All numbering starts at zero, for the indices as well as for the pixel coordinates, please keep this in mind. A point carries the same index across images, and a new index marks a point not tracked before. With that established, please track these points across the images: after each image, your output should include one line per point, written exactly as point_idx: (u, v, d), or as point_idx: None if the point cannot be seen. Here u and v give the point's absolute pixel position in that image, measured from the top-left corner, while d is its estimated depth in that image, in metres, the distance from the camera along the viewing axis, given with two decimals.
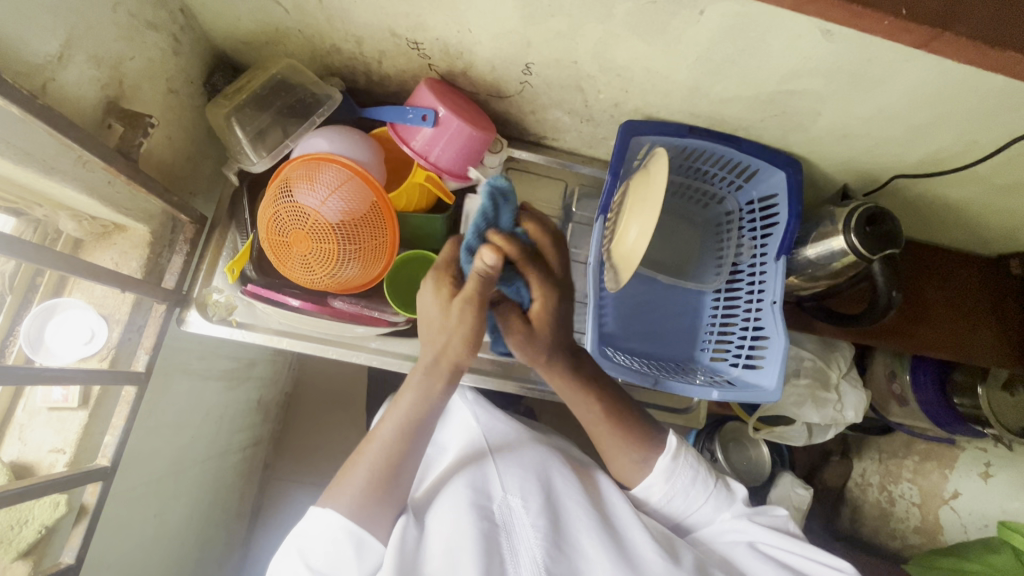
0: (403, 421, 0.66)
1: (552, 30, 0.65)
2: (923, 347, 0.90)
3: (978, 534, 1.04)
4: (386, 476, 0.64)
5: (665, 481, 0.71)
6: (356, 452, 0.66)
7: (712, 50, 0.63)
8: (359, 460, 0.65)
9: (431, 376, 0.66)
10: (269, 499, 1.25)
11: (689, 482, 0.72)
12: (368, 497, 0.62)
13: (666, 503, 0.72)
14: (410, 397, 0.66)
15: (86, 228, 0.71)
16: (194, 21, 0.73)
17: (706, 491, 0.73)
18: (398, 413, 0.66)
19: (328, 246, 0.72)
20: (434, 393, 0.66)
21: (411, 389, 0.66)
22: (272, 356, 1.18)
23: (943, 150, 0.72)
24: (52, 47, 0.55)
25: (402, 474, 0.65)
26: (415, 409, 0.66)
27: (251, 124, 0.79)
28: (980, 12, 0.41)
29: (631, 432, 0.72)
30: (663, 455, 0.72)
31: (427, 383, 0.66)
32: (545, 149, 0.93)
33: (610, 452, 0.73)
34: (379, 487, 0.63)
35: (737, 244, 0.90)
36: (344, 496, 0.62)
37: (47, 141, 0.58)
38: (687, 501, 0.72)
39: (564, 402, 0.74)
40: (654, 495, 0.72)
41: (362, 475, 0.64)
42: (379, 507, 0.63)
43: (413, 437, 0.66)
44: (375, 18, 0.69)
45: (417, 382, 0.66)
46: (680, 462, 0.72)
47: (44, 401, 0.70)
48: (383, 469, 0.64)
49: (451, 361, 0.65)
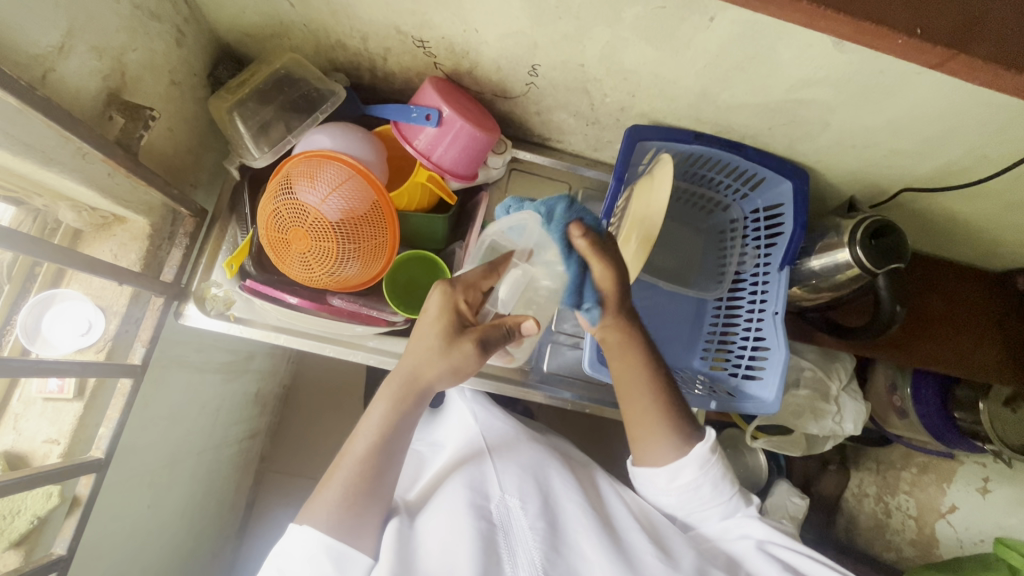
0: (374, 436, 0.64)
1: (559, 32, 0.64)
2: (925, 361, 0.89)
3: (974, 549, 1.03)
4: (362, 490, 0.63)
5: (699, 468, 0.69)
6: (331, 464, 0.65)
7: (720, 57, 0.62)
8: (335, 472, 0.64)
9: (404, 388, 0.65)
10: (264, 491, 1.26)
11: (718, 477, 0.70)
12: (345, 512, 0.61)
13: (692, 491, 0.70)
14: (380, 412, 0.65)
15: (86, 219, 0.70)
16: (198, 12, 0.73)
17: (729, 491, 0.72)
18: (371, 426, 0.65)
19: (328, 244, 0.71)
20: (407, 406, 0.65)
21: (382, 402, 0.65)
22: (271, 350, 1.18)
23: (953, 164, 0.70)
24: (53, 37, 0.55)
25: (379, 485, 0.64)
26: (389, 421, 0.65)
27: (254, 118, 0.78)
28: (995, 31, 0.40)
29: (674, 413, 0.70)
30: (701, 443, 0.70)
31: (398, 398, 0.65)
32: (549, 150, 0.92)
33: (654, 433, 0.70)
34: (356, 500, 0.62)
35: (740, 253, 0.89)
36: (320, 510, 0.61)
37: (46, 131, 0.57)
38: (713, 493, 0.71)
39: (619, 380, 0.71)
40: (682, 479, 0.70)
41: (338, 488, 0.62)
42: (359, 518, 0.62)
43: (387, 453, 0.64)
44: (381, 14, 0.68)
45: (388, 395, 0.65)
46: (716, 454, 0.70)
47: (39, 391, 0.70)
48: (358, 482, 0.63)
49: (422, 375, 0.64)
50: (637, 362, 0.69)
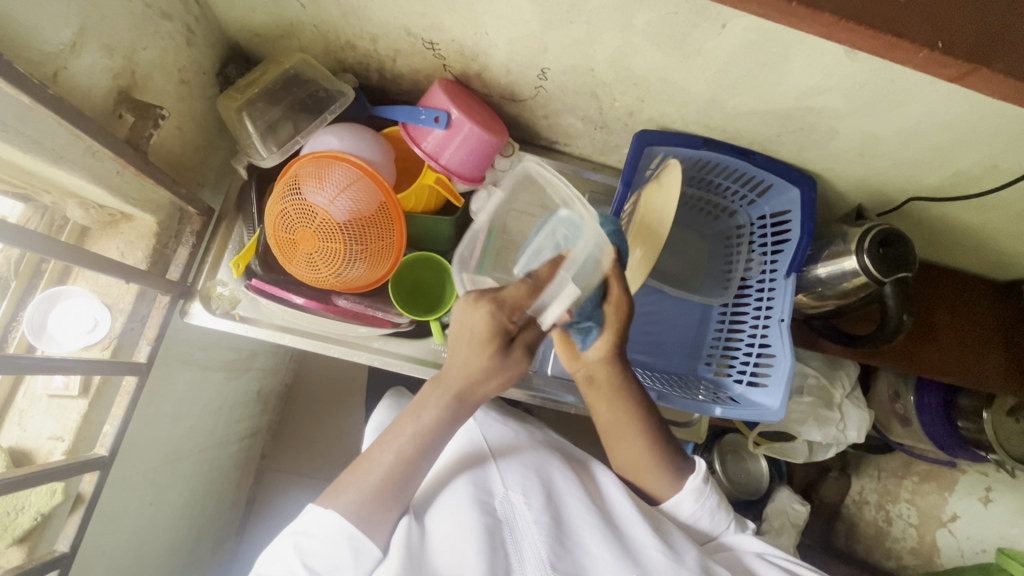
0: (416, 437, 0.66)
1: (570, 36, 0.64)
2: (931, 370, 0.88)
3: (975, 560, 1.03)
4: (395, 485, 0.64)
5: (695, 500, 0.71)
6: (363, 455, 0.66)
7: (731, 64, 0.62)
8: (369, 465, 0.65)
9: (450, 395, 0.67)
10: (264, 489, 1.25)
11: (715, 505, 0.72)
12: (371, 504, 0.62)
13: (694, 521, 0.72)
14: (425, 415, 0.67)
15: (93, 216, 0.70)
16: (209, 11, 0.73)
17: (728, 518, 0.73)
18: (412, 427, 0.67)
19: (334, 245, 0.71)
20: (452, 412, 0.67)
21: (428, 406, 0.67)
22: (273, 349, 1.18)
23: (961, 174, 0.70)
24: (66, 36, 0.55)
25: (410, 481, 0.65)
26: (435, 424, 0.67)
27: (262, 118, 0.78)
28: (1010, 44, 0.40)
29: (665, 448, 0.73)
30: (695, 475, 0.72)
31: (442, 402, 0.67)
32: (556, 153, 0.92)
33: (646, 470, 0.73)
34: (388, 492, 0.63)
35: (746, 259, 0.88)
36: (348, 497, 0.62)
37: (56, 129, 0.57)
38: (713, 521, 0.72)
39: (612, 428, 0.75)
40: (682, 513, 0.72)
41: (373, 477, 0.64)
42: (382, 509, 0.62)
43: (426, 453, 0.66)
44: (391, 16, 0.68)
45: (435, 399, 0.67)
46: (709, 484, 0.72)
47: (45, 388, 0.70)
48: (392, 478, 0.64)
49: (465, 383, 0.67)
50: (624, 409, 0.73)
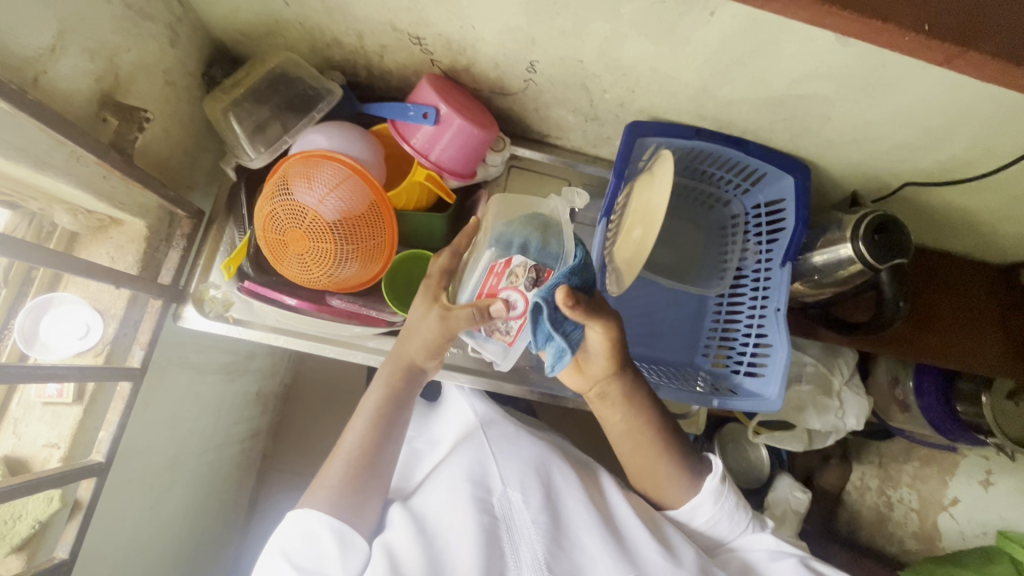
0: (374, 415, 0.68)
1: (557, 27, 0.63)
2: (930, 356, 0.88)
3: (975, 542, 1.03)
4: (365, 472, 0.65)
5: (713, 502, 0.72)
6: (333, 447, 0.68)
7: (721, 52, 0.61)
8: (337, 455, 0.67)
9: (395, 368, 0.70)
10: (266, 489, 1.25)
11: (733, 507, 0.72)
12: (348, 498, 0.63)
13: (710, 527, 0.73)
14: (377, 392, 0.70)
15: (82, 222, 0.70)
16: (192, 11, 0.72)
17: (745, 519, 0.73)
18: (368, 407, 0.69)
19: (325, 246, 0.71)
20: (399, 384, 0.70)
21: (379, 382, 0.70)
22: (271, 349, 1.17)
23: (958, 157, 0.69)
24: (44, 40, 0.54)
25: (379, 465, 0.67)
26: (383, 399, 0.69)
27: (249, 118, 0.77)
28: (1000, 24, 0.39)
29: (680, 455, 0.74)
30: (712, 476, 0.72)
31: (392, 376, 0.70)
32: (549, 147, 0.91)
33: (663, 478, 0.74)
34: (356, 483, 0.64)
35: (741, 249, 0.88)
36: (323, 494, 0.63)
37: (40, 135, 0.57)
38: (730, 524, 0.73)
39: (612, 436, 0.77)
40: (699, 517, 0.73)
41: (339, 469, 0.65)
42: (360, 498, 0.64)
43: (385, 432, 0.68)
44: (376, 11, 0.67)
45: (383, 375, 0.70)
46: (727, 485, 0.73)
47: (38, 395, 0.70)
48: (358, 462, 0.66)
49: (410, 356, 0.70)
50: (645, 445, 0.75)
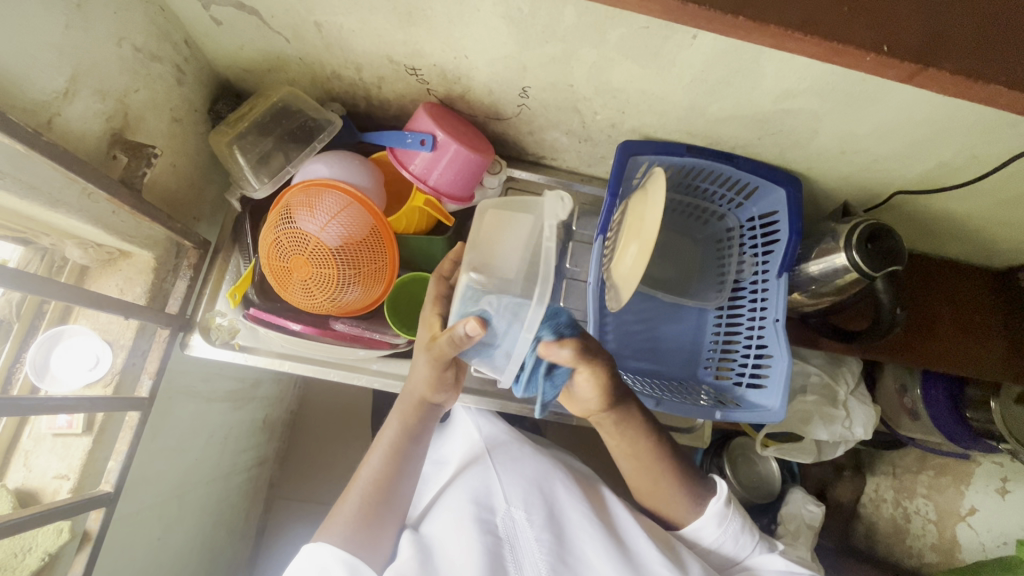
0: (387, 450, 0.68)
1: (547, 54, 0.66)
2: (932, 363, 0.88)
3: (997, 552, 0.99)
4: (379, 507, 0.66)
5: (717, 525, 0.71)
6: (349, 482, 0.68)
7: (706, 72, 0.63)
8: (352, 488, 0.67)
9: (408, 405, 0.69)
10: (275, 517, 1.25)
11: (739, 528, 0.72)
12: (360, 533, 0.64)
13: (716, 547, 0.72)
14: (390, 429, 0.70)
15: (91, 255, 0.72)
16: (197, 51, 0.75)
17: (752, 540, 0.73)
18: (382, 442, 0.69)
19: (328, 271, 0.73)
20: (413, 420, 0.69)
21: (392, 419, 0.70)
22: (277, 376, 1.18)
23: (945, 165, 0.71)
24: (57, 84, 0.57)
25: (392, 498, 0.67)
26: (397, 435, 0.69)
27: (253, 151, 0.80)
28: (962, 41, 0.41)
29: (688, 475, 0.74)
30: (717, 500, 0.72)
31: (404, 413, 0.69)
32: (544, 168, 0.93)
33: (667, 492, 0.74)
34: (370, 518, 0.65)
35: (738, 262, 0.89)
36: (335, 528, 0.64)
37: (52, 174, 0.59)
38: (736, 546, 0.72)
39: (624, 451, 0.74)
40: (702, 541, 0.73)
41: (353, 504, 0.66)
42: (373, 532, 0.65)
43: (401, 465, 0.68)
44: (374, 45, 0.70)
45: (397, 412, 0.70)
46: (732, 507, 0.72)
47: (49, 427, 0.71)
48: (371, 497, 0.66)
49: (421, 394, 0.68)
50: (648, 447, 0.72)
